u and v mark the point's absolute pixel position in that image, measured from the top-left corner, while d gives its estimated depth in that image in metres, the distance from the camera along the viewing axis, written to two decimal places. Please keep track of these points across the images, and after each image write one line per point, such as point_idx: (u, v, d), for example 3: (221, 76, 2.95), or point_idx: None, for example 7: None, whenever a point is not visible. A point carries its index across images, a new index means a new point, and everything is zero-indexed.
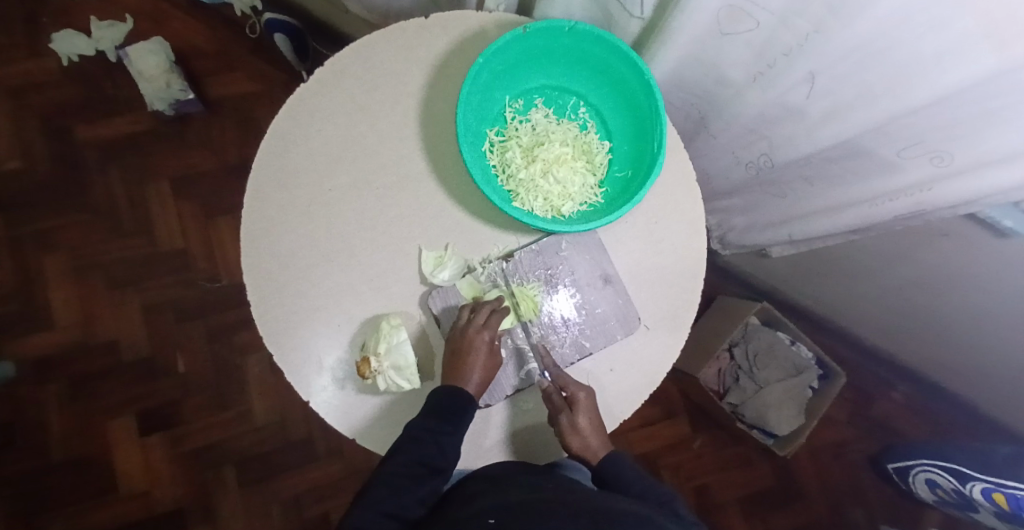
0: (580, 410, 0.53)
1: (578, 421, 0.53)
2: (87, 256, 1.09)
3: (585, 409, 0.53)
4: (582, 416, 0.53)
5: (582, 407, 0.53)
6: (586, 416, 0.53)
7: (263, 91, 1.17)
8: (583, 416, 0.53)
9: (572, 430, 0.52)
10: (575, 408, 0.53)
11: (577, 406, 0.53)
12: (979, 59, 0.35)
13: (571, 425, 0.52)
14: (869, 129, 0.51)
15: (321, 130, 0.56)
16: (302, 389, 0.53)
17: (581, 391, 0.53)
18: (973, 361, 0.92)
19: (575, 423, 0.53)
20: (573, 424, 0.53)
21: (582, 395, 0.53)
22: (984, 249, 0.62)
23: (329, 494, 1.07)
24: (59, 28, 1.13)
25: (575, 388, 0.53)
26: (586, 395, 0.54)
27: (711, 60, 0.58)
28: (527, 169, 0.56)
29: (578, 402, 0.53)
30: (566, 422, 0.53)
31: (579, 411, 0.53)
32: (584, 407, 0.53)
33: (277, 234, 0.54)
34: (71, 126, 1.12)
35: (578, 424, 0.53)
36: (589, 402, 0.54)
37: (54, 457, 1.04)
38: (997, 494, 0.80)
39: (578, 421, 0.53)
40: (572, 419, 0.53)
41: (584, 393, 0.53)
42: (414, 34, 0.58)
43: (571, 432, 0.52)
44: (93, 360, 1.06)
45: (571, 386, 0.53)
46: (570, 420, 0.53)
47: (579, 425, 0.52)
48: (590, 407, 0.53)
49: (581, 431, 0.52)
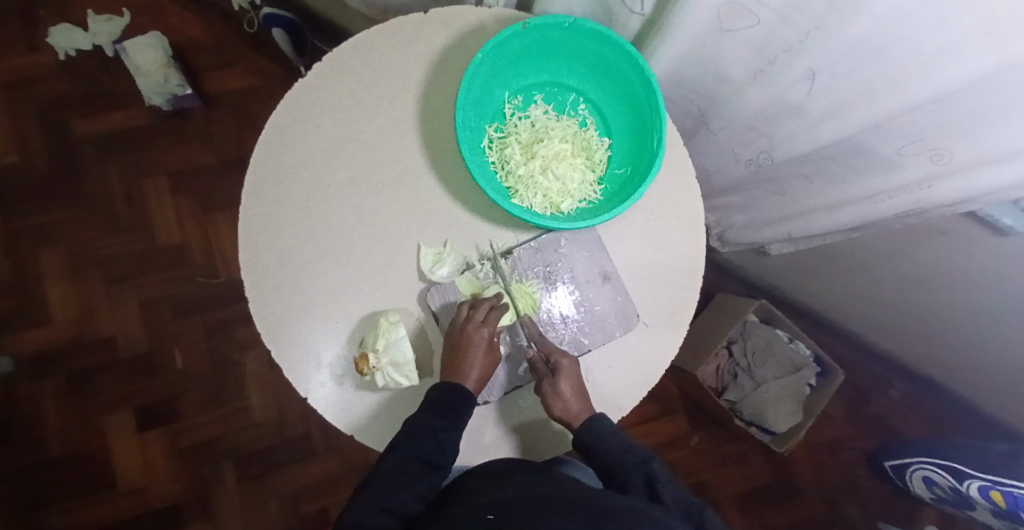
0: (563, 377, 0.52)
1: (560, 387, 0.52)
2: (85, 251, 1.08)
3: (568, 376, 0.53)
4: (565, 383, 0.52)
5: (565, 374, 0.52)
6: (568, 382, 0.52)
7: (261, 86, 1.16)
8: (566, 384, 0.52)
9: (555, 396, 0.52)
10: (558, 375, 0.52)
11: (560, 373, 0.52)
12: (979, 58, 0.34)
13: (553, 392, 0.52)
14: (869, 127, 0.51)
15: (320, 125, 0.56)
16: (300, 385, 0.53)
17: (564, 359, 0.53)
18: (971, 359, 0.93)
19: (557, 389, 0.52)
20: (555, 391, 0.52)
21: (566, 363, 0.53)
22: (983, 247, 0.62)
23: (328, 491, 1.07)
24: (56, 22, 1.12)
25: (559, 356, 0.53)
26: (569, 362, 0.53)
27: (711, 56, 0.58)
28: (526, 165, 0.56)
29: (561, 369, 0.53)
30: (549, 389, 0.52)
31: (562, 378, 0.52)
32: (567, 374, 0.52)
33: (275, 230, 0.54)
34: (68, 121, 1.11)
35: (560, 390, 0.52)
36: (573, 370, 0.53)
37: (52, 453, 1.04)
38: (994, 492, 0.80)
39: (561, 388, 0.52)
40: (555, 386, 0.52)
41: (568, 361, 0.53)
42: (414, 29, 0.57)
43: (553, 398, 0.52)
44: (91, 356, 1.06)
45: (556, 354, 0.53)
46: (552, 387, 0.52)
47: (561, 391, 0.52)
48: (574, 373, 0.53)
49: (563, 397, 0.52)
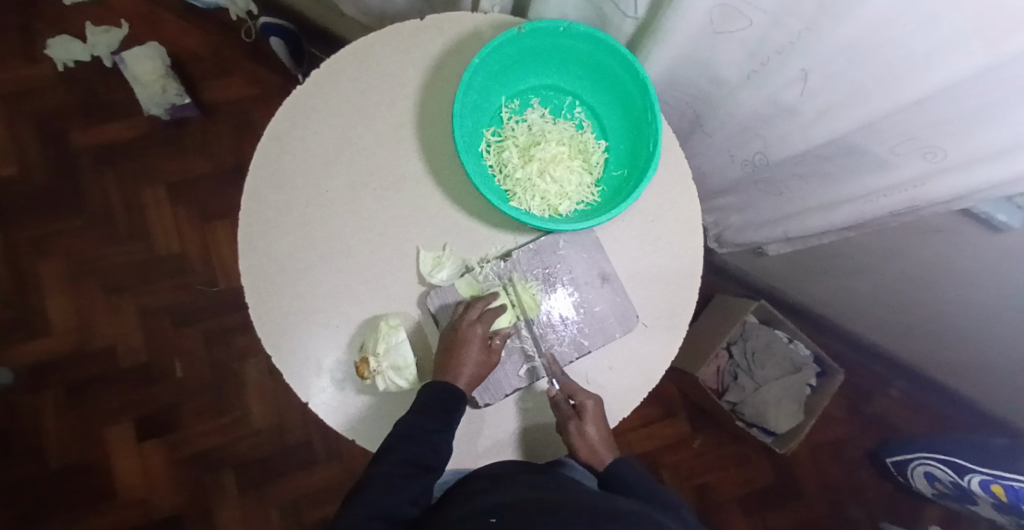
0: (588, 418, 0.53)
1: (586, 429, 0.53)
2: (83, 261, 1.08)
3: (593, 417, 0.53)
4: (590, 424, 0.53)
5: (591, 415, 0.53)
6: (594, 423, 0.53)
7: (259, 95, 1.17)
8: (591, 424, 0.53)
9: (581, 438, 0.53)
10: (584, 416, 0.53)
11: (585, 414, 0.53)
12: (969, 56, 0.35)
13: (579, 433, 0.53)
14: (862, 126, 0.52)
15: (318, 131, 0.56)
16: (301, 390, 0.53)
17: (589, 399, 0.53)
18: (969, 357, 0.93)
19: (583, 431, 0.53)
20: (581, 432, 0.53)
21: (591, 403, 0.53)
22: (978, 244, 0.62)
23: (328, 497, 1.06)
24: (55, 34, 1.13)
25: (583, 396, 0.53)
26: (594, 403, 0.54)
27: (705, 59, 0.59)
28: (524, 168, 0.57)
29: (586, 410, 0.53)
30: (575, 430, 0.53)
31: (588, 419, 0.53)
32: (593, 415, 0.53)
33: (274, 236, 0.54)
34: (66, 132, 1.12)
35: (586, 432, 0.53)
36: (597, 410, 0.54)
37: (50, 464, 1.03)
38: (996, 486, 0.81)
39: (587, 429, 0.53)
40: (581, 428, 0.53)
41: (592, 401, 0.53)
42: (410, 35, 0.58)
43: (580, 439, 0.53)
44: (89, 365, 1.06)
45: (580, 394, 0.53)
46: (579, 429, 0.53)
47: (587, 433, 0.53)
48: (598, 414, 0.54)
49: (590, 438, 0.53)
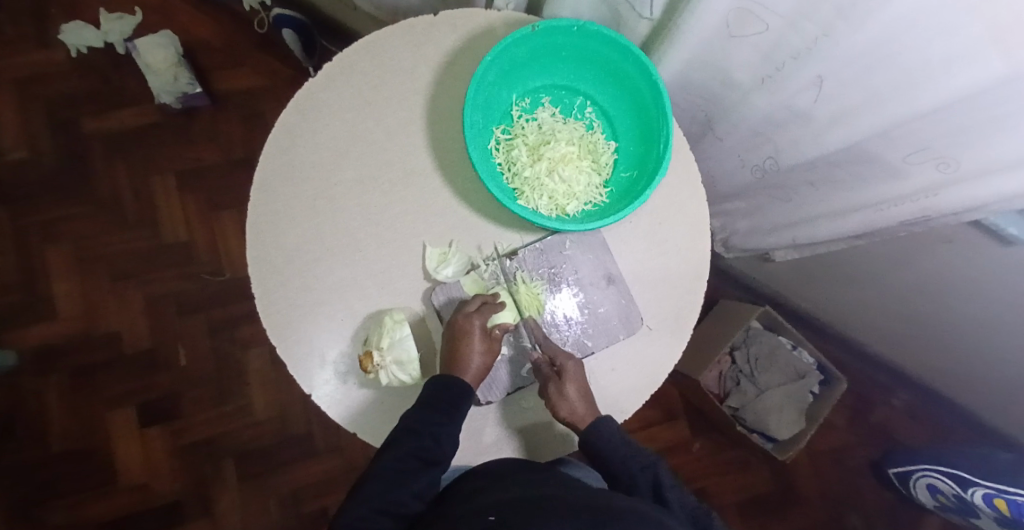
0: (567, 379, 0.52)
1: (565, 389, 0.52)
2: (91, 247, 1.09)
3: (574, 379, 0.53)
4: (570, 385, 0.52)
5: (570, 376, 0.53)
6: (574, 384, 0.52)
7: (269, 86, 1.17)
8: (571, 386, 0.52)
9: (560, 398, 0.52)
10: (564, 377, 0.52)
11: (565, 375, 0.52)
12: (985, 65, 0.35)
13: (558, 393, 0.52)
14: (876, 134, 0.51)
15: (329, 124, 0.56)
16: (304, 382, 0.54)
17: (570, 361, 0.53)
18: (976, 369, 0.92)
19: (563, 391, 0.52)
20: (561, 393, 0.52)
21: (571, 366, 0.53)
22: (989, 256, 0.62)
23: (329, 489, 1.07)
24: (68, 20, 1.14)
25: (564, 359, 0.53)
26: (575, 365, 0.53)
27: (719, 62, 0.58)
28: (532, 167, 0.57)
29: (567, 372, 0.53)
30: (554, 390, 0.52)
31: (568, 381, 0.52)
32: (573, 377, 0.53)
33: (283, 228, 0.54)
34: (78, 118, 1.12)
35: (566, 392, 0.52)
36: (578, 373, 0.53)
37: (53, 447, 1.04)
38: (998, 499, 0.81)
39: (566, 390, 0.52)
40: (560, 388, 0.52)
41: (573, 364, 0.53)
42: (423, 31, 0.58)
43: (559, 399, 0.52)
44: (94, 351, 1.07)
45: (561, 356, 0.54)
46: (557, 389, 0.52)
47: (566, 394, 0.52)
48: (580, 377, 0.53)
49: (569, 399, 0.52)
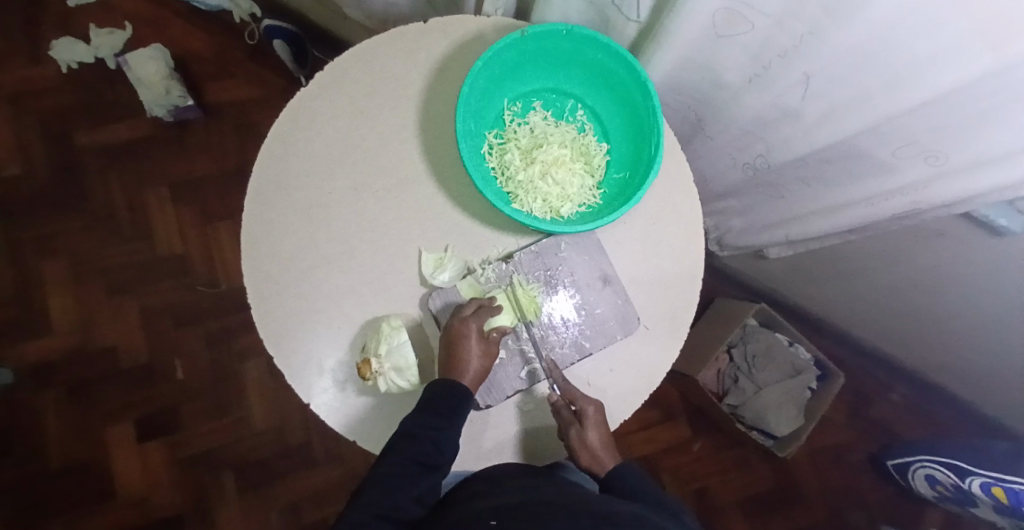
0: (588, 424, 0.53)
1: (586, 435, 0.53)
2: (85, 261, 1.08)
3: (594, 423, 0.54)
4: (591, 430, 0.53)
5: (591, 422, 0.54)
6: (594, 429, 0.53)
7: (261, 96, 1.17)
8: (592, 432, 0.53)
9: (581, 444, 0.54)
10: (584, 422, 0.53)
11: (586, 420, 0.53)
12: (971, 59, 0.35)
13: (579, 439, 0.53)
14: (864, 130, 0.52)
15: (322, 133, 0.56)
16: (302, 390, 0.54)
17: (590, 406, 0.54)
18: (970, 361, 0.93)
19: (584, 438, 0.53)
20: (582, 438, 0.53)
21: (592, 410, 0.54)
22: (979, 247, 0.62)
23: (329, 498, 1.06)
24: (59, 35, 1.14)
25: (584, 402, 0.54)
26: (595, 409, 0.54)
27: (708, 62, 0.59)
28: (526, 170, 0.57)
29: (587, 416, 0.53)
30: (576, 436, 0.54)
31: (589, 426, 0.53)
32: (594, 422, 0.54)
33: (277, 236, 0.54)
34: (69, 133, 1.12)
35: (587, 438, 0.53)
36: (598, 416, 0.54)
37: (50, 464, 1.03)
38: (997, 488, 0.81)
39: (588, 437, 0.53)
40: (581, 434, 0.53)
41: (593, 407, 0.54)
42: (414, 38, 0.58)
43: (580, 445, 0.54)
44: (90, 365, 1.06)
45: (581, 400, 0.54)
46: (579, 435, 0.53)
47: (587, 439, 0.53)
48: (600, 421, 0.54)
49: (590, 444, 0.53)
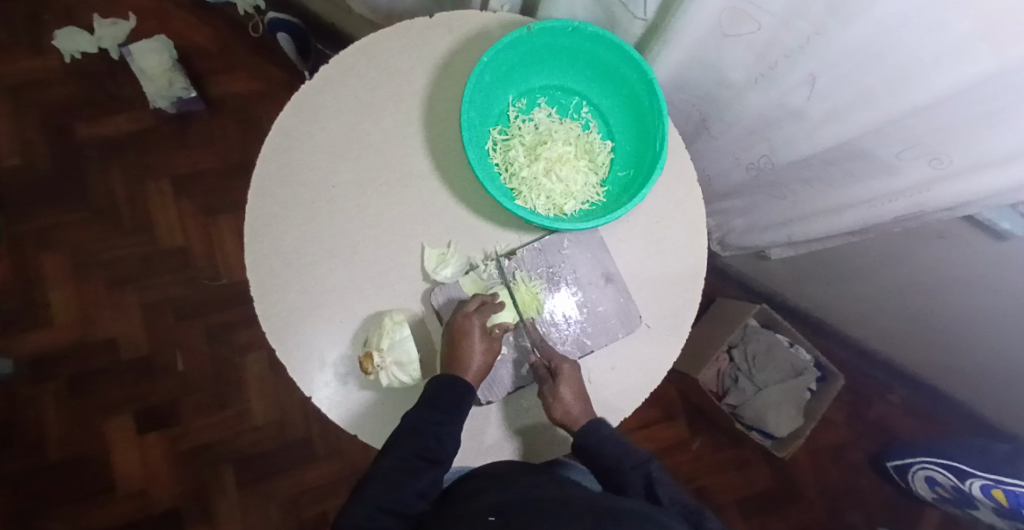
0: (563, 381, 0.53)
1: (560, 391, 0.53)
2: (87, 254, 1.08)
3: (569, 380, 0.53)
4: (565, 387, 0.53)
5: (566, 379, 0.53)
6: (568, 386, 0.53)
7: (265, 89, 1.17)
8: (566, 388, 0.53)
9: (554, 400, 0.53)
10: (558, 379, 0.53)
11: (560, 377, 0.53)
12: (977, 60, 0.35)
13: (553, 395, 0.53)
14: (868, 131, 0.52)
15: (326, 127, 0.56)
16: (304, 384, 0.53)
17: (564, 363, 0.54)
18: (970, 363, 0.93)
19: (558, 394, 0.53)
20: (556, 394, 0.53)
21: (566, 367, 0.54)
22: (983, 250, 0.62)
23: (330, 493, 1.07)
24: (62, 26, 1.13)
25: (559, 361, 0.54)
26: (570, 367, 0.54)
27: (713, 62, 0.59)
28: (530, 167, 0.57)
29: (561, 373, 0.53)
30: (549, 392, 0.53)
31: (562, 383, 0.53)
32: (568, 379, 0.53)
33: (281, 231, 0.54)
34: (72, 125, 1.12)
35: (560, 394, 0.53)
36: (574, 375, 0.54)
37: (50, 456, 1.03)
38: (997, 490, 0.81)
39: (561, 392, 0.53)
40: (555, 390, 0.53)
41: (568, 366, 0.54)
42: (419, 33, 0.58)
43: (554, 402, 0.53)
44: (91, 358, 1.06)
45: (556, 359, 0.54)
46: (552, 390, 0.53)
47: (561, 395, 0.53)
48: (575, 378, 0.53)
49: (563, 400, 0.53)
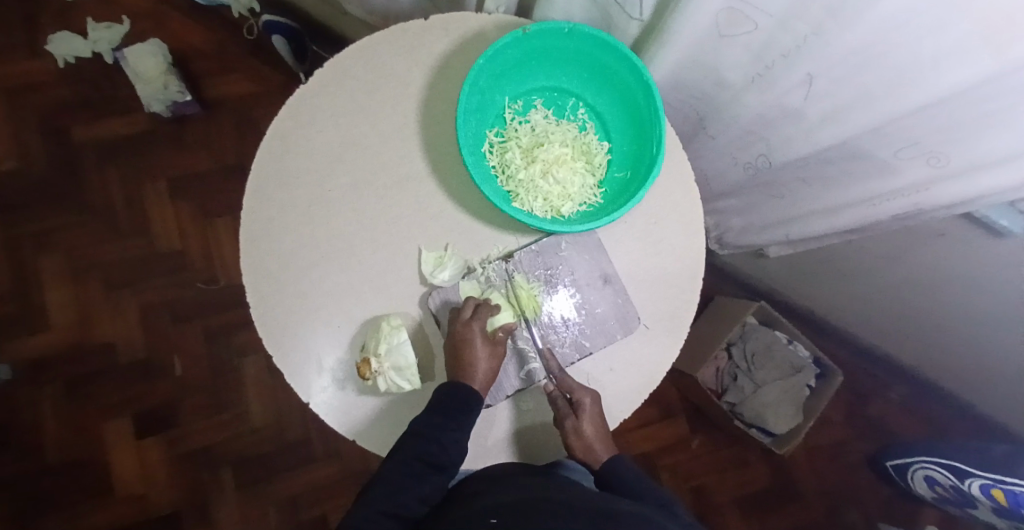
0: (584, 417, 0.53)
1: (582, 427, 0.53)
2: (83, 257, 1.08)
3: (590, 416, 0.53)
4: (587, 423, 0.53)
5: (587, 414, 0.53)
6: (590, 422, 0.53)
7: (260, 91, 1.16)
8: (588, 424, 0.53)
9: (577, 436, 0.53)
10: (581, 415, 0.53)
11: (582, 412, 0.53)
12: (975, 62, 0.35)
13: (575, 431, 0.53)
14: (866, 131, 0.52)
15: (322, 130, 0.56)
16: (302, 390, 0.53)
17: (586, 396, 0.53)
18: (969, 361, 0.93)
19: (579, 430, 0.53)
20: (578, 430, 0.53)
21: (588, 402, 0.53)
22: (981, 248, 0.62)
23: (329, 496, 1.06)
24: (56, 29, 1.13)
25: (581, 394, 0.53)
26: (591, 401, 0.53)
27: (711, 62, 0.59)
28: (527, 169, 0.57)
29: (583, 408, 0.53)
30: (571, 428, 0.53)
31: (584, 418, 0.53)
32: (590, 414, 0.53)
33: (277, 234, 0.54)
34: (67, 127, 1.11)
35: (582, 431, 0.53)
36: (595, 409, 0.53)
37: (48, 459, 1.03)
38: (996, 490, 0.81)
39: (583, 428, 0.53)
40: (577, 426, 0.53)
41: (589, 399, 0.53)
42: (415, 34, 0.58)
43: (575, 437, 0.53)
44: (89, 362, 1.06)
45: (577, 391, 0.53)
46: (574, 427, 0.53)
47: (583, 431, 0.53)
48: (597, 413, 0.53)
49: (586, 436, 0.53)
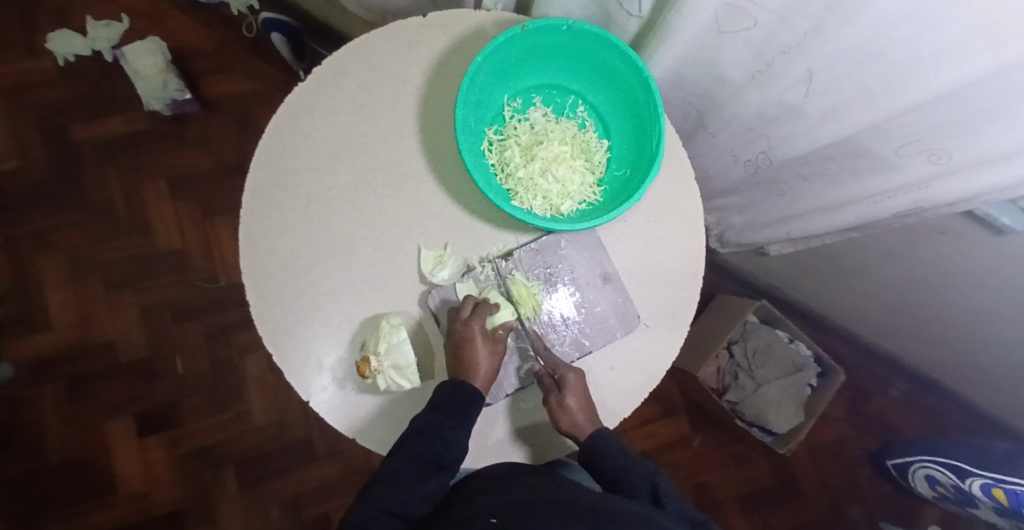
0: (568, 390, 0.53)
1: (566, 400, 0.53)
2: (84, 257, 1.08)
3: (575, 389, 0.53)
4: (571, 396, 0.53)
5: (571, 388, 0.53)
6: (575, 396, 0.53)
7: (260, 90, 1.16)
8: (571, 396, 0.53)
9: (561, 409, 0.53)
10: (564, 388, 0.53)
11: (565, 386, 0.53)
12: (977, 58, 0.35)
13: (559, 405, 0.53)
14: (867, 128, 0.51)
15: (321, 129, 0.56)
16: (301, 389, 0.53)
17: (570, 372, 0.54)
18: (970, 359, 0.93)
19: (563, 403, 0.53)
20: (562, 404, 0.53)
21: (572, 377, 0.53)
22: (983, 245, 0.62)
23: (330, 494, 1.07)
24: (56, 28, 1.13)
25: (565, 369, 0.54)
26: (576, 376, 0.54)
27: (710, 59, 0.58)
28: (526, 167, 0.56)
29: (567, 382, 0.53)
30: (555, 402, 0.53)
31: (568, 391, 0.53)
32: (574, 388, 0.53)
33: (276, 233, 0.54)
34: (67, 127, 1.11)
35: (566, 404, 0.53)
36: (579, 383, 0.53)
37: (51, 458, 1.03)
38: (997, 490, 0.81)
39: (567, 401, 0.53)
40: (561, 400, 0.53)
41: (573, 374, 0.53)
42: (414, 32, 0.58)
43: (559, 411, 0.53)
44: (90, 361, 1.06)
45: (561, 368, 0.54)
46: (558, 400, 0.53)
47: (567, 405, 0.53)
48: (581, 387, 0.53)
49: (570, 410, 0.53)
